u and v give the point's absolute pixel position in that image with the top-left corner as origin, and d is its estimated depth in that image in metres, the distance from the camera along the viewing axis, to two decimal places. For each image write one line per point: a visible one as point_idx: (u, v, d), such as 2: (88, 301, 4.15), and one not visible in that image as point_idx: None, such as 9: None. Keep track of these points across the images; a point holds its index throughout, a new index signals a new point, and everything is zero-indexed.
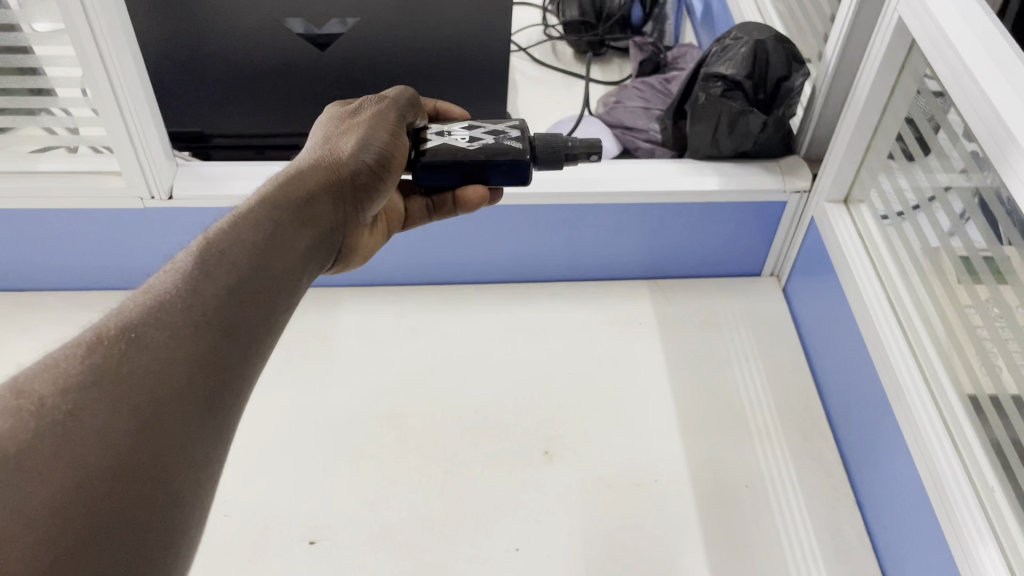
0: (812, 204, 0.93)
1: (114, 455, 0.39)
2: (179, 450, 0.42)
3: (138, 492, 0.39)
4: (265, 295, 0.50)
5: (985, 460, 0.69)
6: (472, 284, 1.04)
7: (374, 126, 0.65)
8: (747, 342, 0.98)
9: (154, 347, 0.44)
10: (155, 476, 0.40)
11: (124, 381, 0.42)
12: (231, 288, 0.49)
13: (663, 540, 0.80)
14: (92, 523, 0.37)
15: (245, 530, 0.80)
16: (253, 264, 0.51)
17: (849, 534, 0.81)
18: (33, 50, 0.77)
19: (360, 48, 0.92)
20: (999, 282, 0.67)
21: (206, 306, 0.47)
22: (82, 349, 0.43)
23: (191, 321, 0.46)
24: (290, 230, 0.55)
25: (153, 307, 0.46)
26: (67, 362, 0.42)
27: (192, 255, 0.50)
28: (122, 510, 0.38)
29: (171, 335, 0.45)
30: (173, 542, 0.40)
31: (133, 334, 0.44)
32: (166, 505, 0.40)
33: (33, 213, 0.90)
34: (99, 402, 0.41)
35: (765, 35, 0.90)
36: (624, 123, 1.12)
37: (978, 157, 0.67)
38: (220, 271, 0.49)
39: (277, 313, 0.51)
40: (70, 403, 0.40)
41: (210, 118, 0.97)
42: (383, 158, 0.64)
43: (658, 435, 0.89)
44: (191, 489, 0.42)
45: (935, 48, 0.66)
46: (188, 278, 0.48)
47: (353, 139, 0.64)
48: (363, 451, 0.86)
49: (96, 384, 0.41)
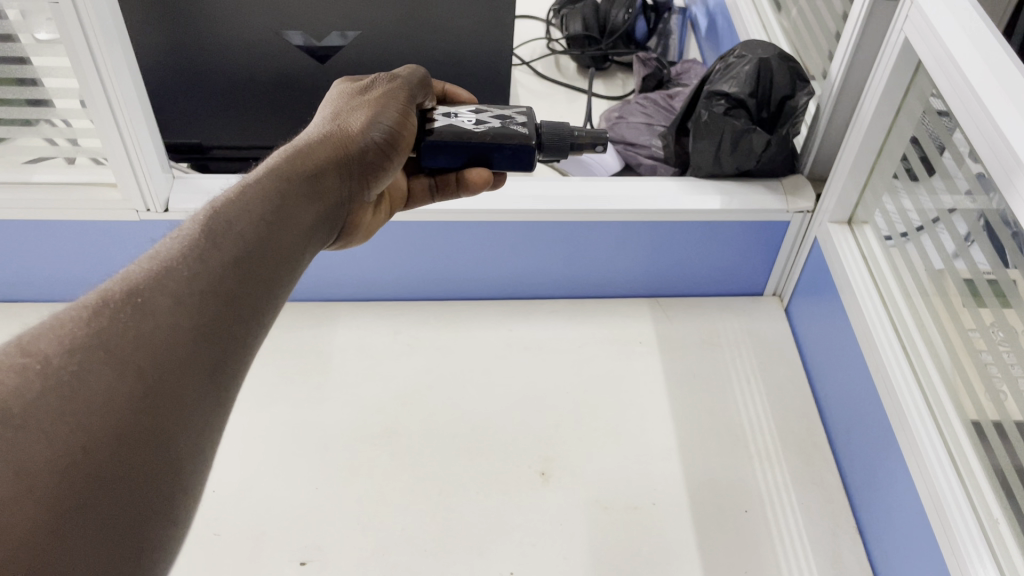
0: (815, 224, 0.92)
1: (116, 421, 0.38)
2: (179, 426, 0.41)
3: (137, 467, 0.38)
4: (266, 273, 0.49)
5: (989, 491, 0.67)
6: (471, 300, 1.03)
7: (384, 103, 0.64)
8: (748, 363, 0.97)
9: (159, 313, 0.43)
10: (155, 450, 0.39)
11: (131, 348, 0.41)
12: (236, 258, 0.48)
13: (659, 565, 0.78)
14: (91, 497, 0.36)
15: (236, 549, 0.78)
16: (260, 237, 0.50)
17: (850, 560, 0.80)
18: (31, 61, 0.76)
19: (360, 61, 0.92)
20: (1003, 306, 0.66)
21: (214, 274, 0.46)
22: (87, 310, 0.42)
23: (196, 289, 0.45)
24: (296, 206, 0.54)
25: (159, 270, 0.45)
26: (72, 323, 0.41)
27: (198, 224, 0.49)
28: (120, 486, 0.37)
29: (176, 301, 0.44)
30: (168, 519, 0.39)
31: (139, 298, 0.43)
32: (164, 482, 0.39)
33: (33, 226, 0.90)
34: (105, 367, 0.40)
35: (769, 53, 0.89)
36: (626, 138, 1.10)
37: (983, 178, 0.66)
38: (226, 242, 0.48)
39: (278, 287, 0.50)
40: (76, 364, 0.39)
41: (209, 131, 0.97)
42: (390, 138, 0.63)
43: (657, 457, 0.87)
44: (186, 470, 0.40)
45: (940, 68, 0.66)
46: (194, 248, 0.47)
47: (362, 116, 0.63)
48: (356, 470, 0.85)
49: (100, 347, 0.40)
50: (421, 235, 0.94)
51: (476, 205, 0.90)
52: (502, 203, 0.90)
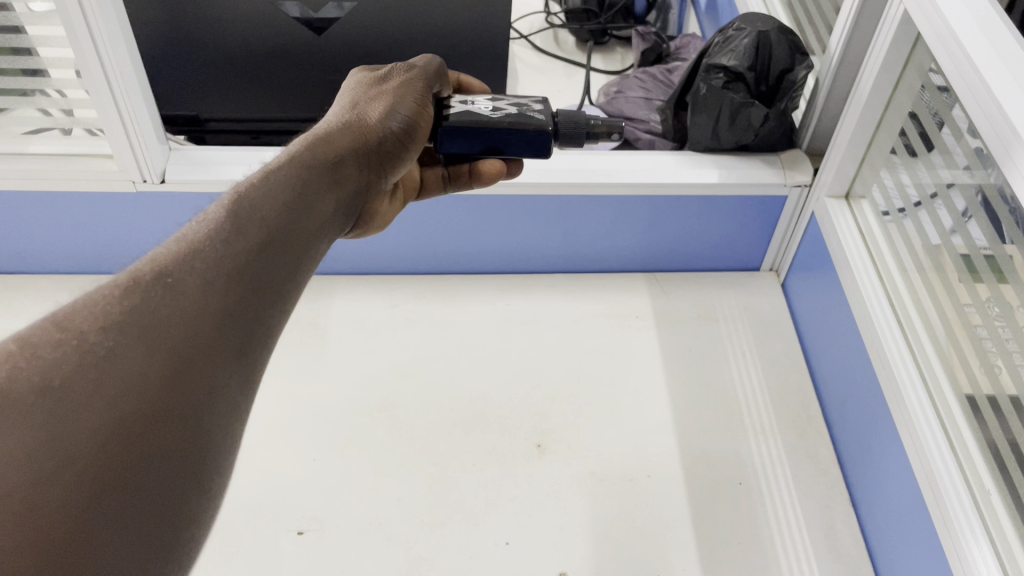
0: (813, 199, 0.92)
1: (150, 394, 0.38)
2: (208, 402, 0.41)
3: (172, 440, 0.38)
4: (289, 257, 0.49)
5: (982, 463, 0.68)
6: (468, 275, 1.03)
7: (402, 94, 0.65)
8: (745, 338, 0.97)
9: (190, 292, 0.43)
10: (188, 423, 0.39)
11: (160, 326, 0.41)
12: (261, 243, 0.48)
13: (652, 536, 0.79)
14: (122, 479, 0.36)
15: (233, 519, 0.79)
16: (284, 223, 0.50)
17: (842, 532, 0.81)
18: (25, 30, 0.75)
19: (358, 34, 0.91)
20: (999, 281, 0.66)
21: (240, 257, 0.46)
22: (119, 289, 0.42)
23: (222, 271, 0.45)
24: (317, 194, 0.54)
25: (187, 252, 0.45)
26: (102, 300, 0.41)
27: (223, 209, 0.49)
28: (150, 470, 0.37)
29: (205, 283, 0.44)
30: (200, 487, 0.39)
31: (170, 279, 0.43)
32: (198, 454, 0.39)
33: (33, 196, 0.90)
34: (140, 342, 0.40)
35: (768, 26, 0.89)
36: (624, 113, 1.11)
37: (981, 154, 0.66)
38: (251, 226, 0.48)
39: (299, 273, 0.50)
40: (111, 340, 0.39)
41: (205, 102, 0.96)
42: (407, 127, 0.63)
43: (652, 429, 0.88)
44: (212, 458, 0.40)
45: (940, 43, 0.65)
46: (220, 232, 0.47)
47: (380, 107, 0.63)
48: (353, 442, 0.86)
49: (134, 324, 0.40)
50: (417, 210, 0.94)
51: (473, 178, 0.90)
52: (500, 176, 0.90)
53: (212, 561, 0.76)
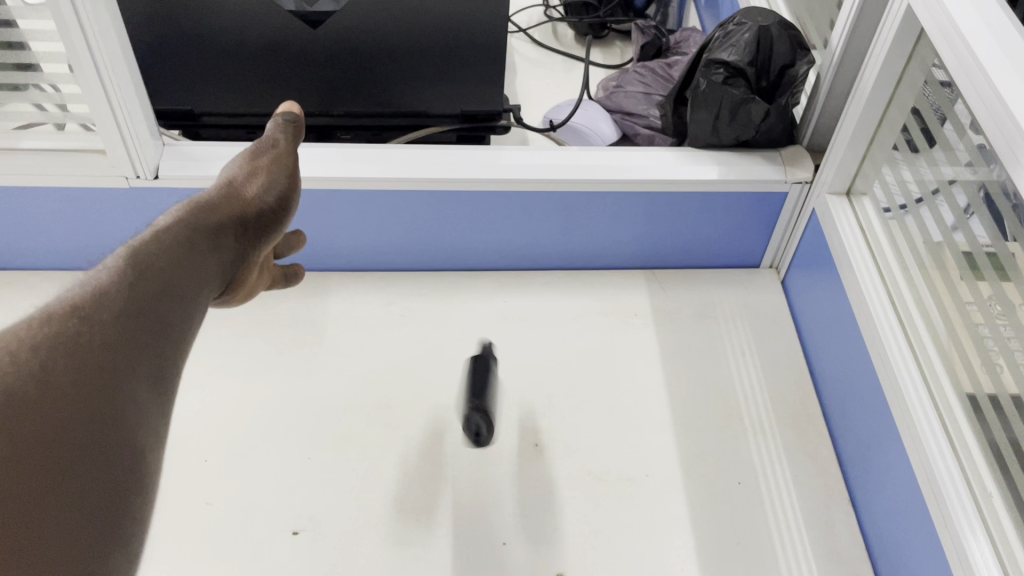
0: (814, 196, 0.91)
1: (69, 416, 0.41)
2: (114, 442, 0.42)
3: (81, 474, 0.40)
4: (182, 305, 0.52)
5: (983, 463, 0.67)
6: (466, 271, 1.03)
7: (275, 170, 0.69)
8: (744, 336, 0.96)
9: (106, 327, 0.45)
10: (97, 460, 0.41)
11: (80, 361, 0.43)
12: (160, 288, 0.50)
13: (651, 537, 0.78)
14: (46, 502, 0.38)
15: (228, 519, 0.78)
16: (172, 274, 0.52)
17: (842, 533, 0.80)
18: (16, 24, 0.74)
19: (353, 28, 0.90)
20: (1002, 279, 0.65)
21: (152, 294, 0.49)
22: (37, 321, 0.44)
23: (137, 307, 0.48)
24: (200, 251, 0.56)
25: (101, 289, 0.47)
26: (28, 330, 0.43)
27: (122, 257, 0.51)
28: (69, 491, 0.39)
29: (120, 316, 0.47)
30: (113, 517, 0.41)
31: (88, 311, 0.46)
32: (109, 489, 0.41)
33: (25, 192, 0.89)
34: (65, 365, 0.42)
35: (769, 21, 0.87)
36: (624, 109, 1.10)
37: (984, 150, 0.65)
38: (155, 272, 0.51)
39: (190, 323, 0.52)
40: (44, 356, 0.42)
41: (199, 97, 0.95)
42: (283, 200, 0.68)
43: (651, 429, 0.87)
44: (129, 491, 0.43)
45: (942, 37, 0.64)
46: (126, 276, 0.49)
47: (259, 176, 0.68)
48: (349, 441, 0.85)
49: (63, 346, 0.43)
50: (414, 206, 0.93)
51: (470, 174, 0.89)
52: (498, 175, 0.89)
53: (207, 562, 0.75)
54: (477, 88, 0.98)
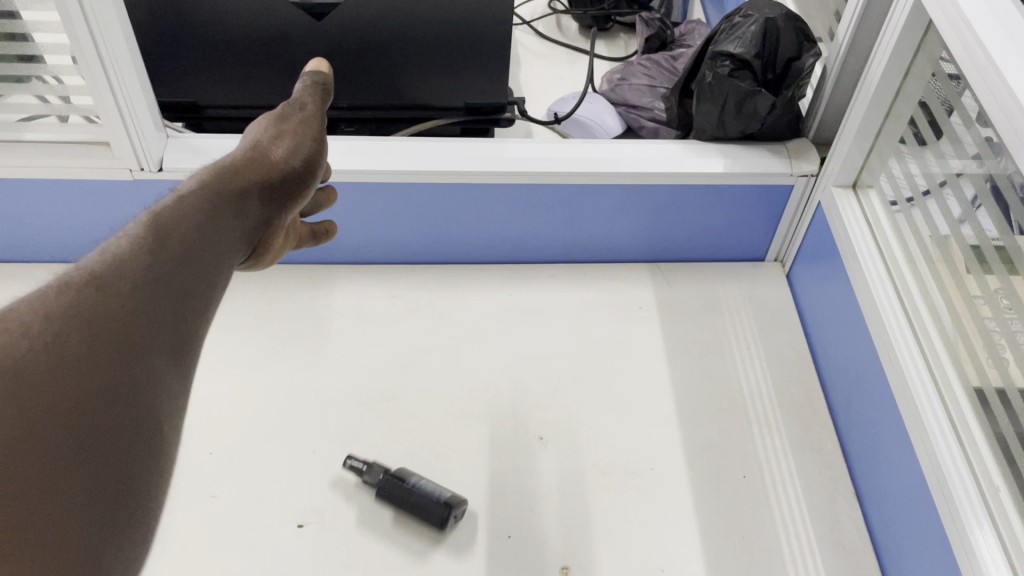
0: (820, 189, 0.91)
1: (80, 391, 0.40)
2: (129, 416, 0.42)
3: (95, 451, 0.40)
4: (204, 272, 0.51)
5: (990, 457, 0.67)
6: (470, 264, 1.02)
7: (303, 133, 0.68)
8: (749, 329, 0.96)
9: (122, 296, 0.45)
10: (112, 436, 0.41)
11: (93, 332, 0.42)
12: (180, 256, 0.49)
13: (656, 530, 0.78)
14: (52, 481, 0.37)
15: (232, 511, 0.78)
16: (194, 242, 0.51)
17: (848, 526, 0.80)
18: (19, 15, 0.74)
19: (358, 20, 0.89)
20: (1011, 273, 0.64)
21: (171, 262, 0.49)
22: (52, 291, 0.43)
23: (156, 274, 0.47)
24: (224, 219, 0.56)
25: (118, 257, 0.47)
26: (42, 300, 0.43)
27: (140, 226, 0.50)
28: (82, 466, 0.39)
29: (137, 285, 0.46)
30: (130, 495, 0.41)
31: (105, 282, 0.45)
32: (125, 466, 0.41)
33: (29, 185, 0.88)
34: (79, 339, 0.41)
35: (775, 12, 0.87)
36: (629, 101, 1.10)
37: (992, 144, 0.65)
38: (174, 241, 0.50)
39: (212, 291, 0.51)
40: (55, 331, 0.41)
41: (202, 89, 0.94)
42: (309, 163, 0.68)
43: (656, 422, 0.87)
44: (144, 466, 0.42)
45: (952, 29, 0.64)
46: (145, 245, 0.48)
47: (286, 140, 0.67)
48: (353, 434, 0.85)
49: (77, 318, 0.42)
50: (417, 199, 0.93)
51: (475, 167, 0.89)
52: (502, 167, 0.89)
53: (212, 554, 0.75)
54: (480, 81, 0.97)
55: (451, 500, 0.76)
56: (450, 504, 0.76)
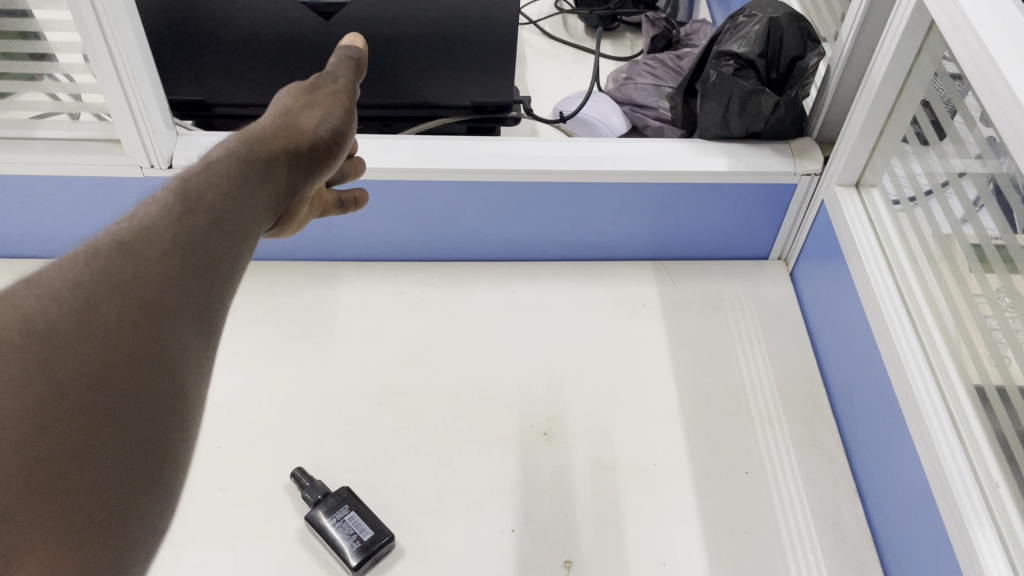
0: (823, 187, 0.91)
1: (109, 361, 0.41)
2: (159, 389, 0.42)
3: (125, 423, 0.40)
4: (231, 243, 0.51)
5: (991, 456, 0.67)
6: (475, 261, 1.03)
7: (332, 107, 0.71)
8: (754, 325, 0.97)
9: (152, 263, 0.45)
10: (141, 409, 0.41)
11: (121, 299, 0.43)
12: (210, 223, 0.50)
13: (659, 526, 0.79)
14: (78, 453, 0.38)
15: (240, 504, 0.79)
16: (222, 211, 0.52)
17: (850, 521, 0.81)
18: (32, 14, 0.75)
19: (363, 20, 0.90)
20: (1011, 271, 0.65)
21: (198, 231, 0.49)
22: (84, 256, 0.44)
23: (184, 244, 0.48)
24: (252, 188, 0.57)
25: (147, 223, 0.47)
26: (74, 262, 0.43)
27: (172, 192, 0.50)
28: (114, 438, 0.39)
29: (167, 251, 0.46)
30: (159, 471, 0.41)
31: (137, 248, 0.45)
32: (153, 439, 0.41)
33: (40, 182, 0.90)
34: (110, 304, 0.42)
35: (779, 13, 0.87)
36: (634, 100, 1.11)
37: (994, 142, 0.66)
38: (203, 210, 0.50)
39: (238, 263, 0.52)
40: (87, 294, 0.41)
41: (211, 87, 0.96)
42: (335, 135, 0.70)
43: (658, 418, 0.88)
44: (168, 442, 0.42)
45: (953, 30, 0.64)
46: (176, 211, 0.49)
47: (317, 113, 0.69)
48: (359, 428, 0.86)
49: (108, 283, 0.43)
50: (423, 196, 0.93)
51: (481, 165, 0.90)
52: (507, 165, 0.90)
53: (219, 545, 0.76)
54: (486, 80, 0.98)
55: (368, 538, 0.75)
56: (366, 542, 0.74)
